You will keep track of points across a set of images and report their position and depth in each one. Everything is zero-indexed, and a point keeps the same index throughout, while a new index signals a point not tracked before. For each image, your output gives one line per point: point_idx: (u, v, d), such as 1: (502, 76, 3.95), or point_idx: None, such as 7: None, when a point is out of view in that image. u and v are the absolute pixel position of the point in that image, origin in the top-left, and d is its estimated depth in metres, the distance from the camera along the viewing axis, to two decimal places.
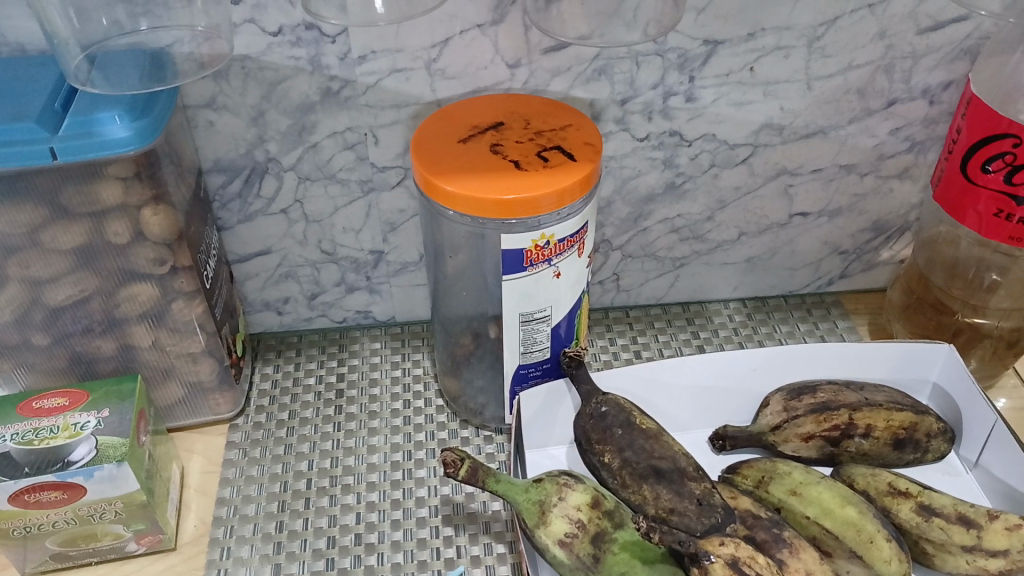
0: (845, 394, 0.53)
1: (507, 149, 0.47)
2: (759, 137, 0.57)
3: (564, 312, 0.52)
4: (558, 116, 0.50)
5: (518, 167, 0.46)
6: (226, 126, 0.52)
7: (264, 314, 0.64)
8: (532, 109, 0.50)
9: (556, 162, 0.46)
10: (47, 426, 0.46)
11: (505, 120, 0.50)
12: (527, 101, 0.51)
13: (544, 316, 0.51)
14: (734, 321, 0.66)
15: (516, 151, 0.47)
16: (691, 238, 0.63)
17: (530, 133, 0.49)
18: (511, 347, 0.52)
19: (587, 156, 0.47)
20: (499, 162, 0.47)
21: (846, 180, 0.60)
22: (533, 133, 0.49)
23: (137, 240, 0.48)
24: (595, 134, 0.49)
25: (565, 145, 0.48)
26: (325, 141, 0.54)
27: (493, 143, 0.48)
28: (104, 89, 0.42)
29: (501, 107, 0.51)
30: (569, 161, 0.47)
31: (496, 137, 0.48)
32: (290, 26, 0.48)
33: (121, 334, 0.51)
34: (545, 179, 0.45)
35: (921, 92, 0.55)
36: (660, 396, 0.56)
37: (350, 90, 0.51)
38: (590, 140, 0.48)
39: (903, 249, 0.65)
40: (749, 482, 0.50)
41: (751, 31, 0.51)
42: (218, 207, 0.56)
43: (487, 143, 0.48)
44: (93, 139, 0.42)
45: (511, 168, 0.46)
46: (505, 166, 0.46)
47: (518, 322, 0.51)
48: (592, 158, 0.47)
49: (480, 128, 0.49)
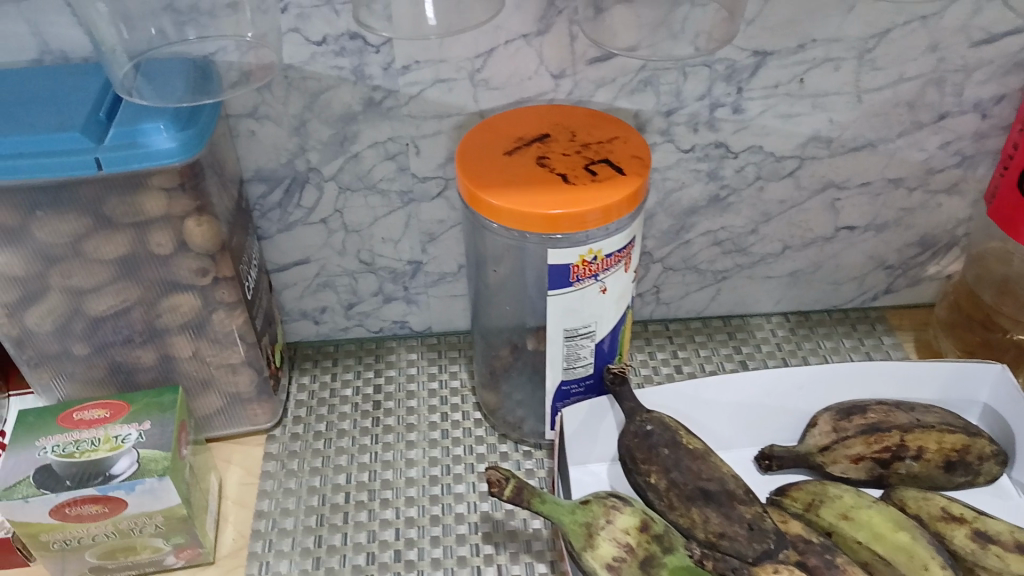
0: (895, 415, 0.52)
1: (553, 162, 0.47)
2: (807, 150, 0.56)
3: (608, 328, 0.51)
4: (606, 127, 0.49)
5: (565, 181, 0.45)
6: (267, 135, 0.52)
7: (299, 323, 0.63)
8: (578, 120, 0.50)
9: (604, 175, 0.46)
10: (88, 438, 0.46)
11: (550, 132, 0.49)
12: (572, 112, 0.50)
13: (588, 332, 0.50)
14: (777, 337, 0.64)
15: (562, 164, 0.47)
16: (734, 251, 0.61)
17: (577, 146, 0.48)
18: (554, 363, 0.51)
19: (635, 170, 0.46)
20: (545, 176, 0.46)
21: (894, 194, 0.58)
22: (580, 146, 0.48)
23: (180, 251, 0.47)
24: (643, 147, 0.48)
25: (613, 158, 0.47)
26: (366, 151, 0.53)
27: (539, 155, 0.47)
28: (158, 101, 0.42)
29: (548, 118, 0.50)
30: (617, 175, 0.46)
31: (542, 149, 0.48)
32: (334, 36, 0.48)
33: (161, 345, 0.51)
34: (593, 195, 0.44)
35: (973, 105, 0.54)
36: (704, 412, 0.55)
37: (392, 99, 0.51)
38: (639, 152, 0.47)
39: (951, 264, 0.63)
40: (798, 504, 0.49)
41: (801, 42, 0.51)
42: (257, 216, 0.56)
43: (532, 156, 0.47)
44: (138, 150, 0.42)
45: (558, 183, 0.45)
46: (552, 180, 0.46)
47: (562, 337, 0.50)
48: (640, 171, 0.46)
49: (525, 141, 0.48)
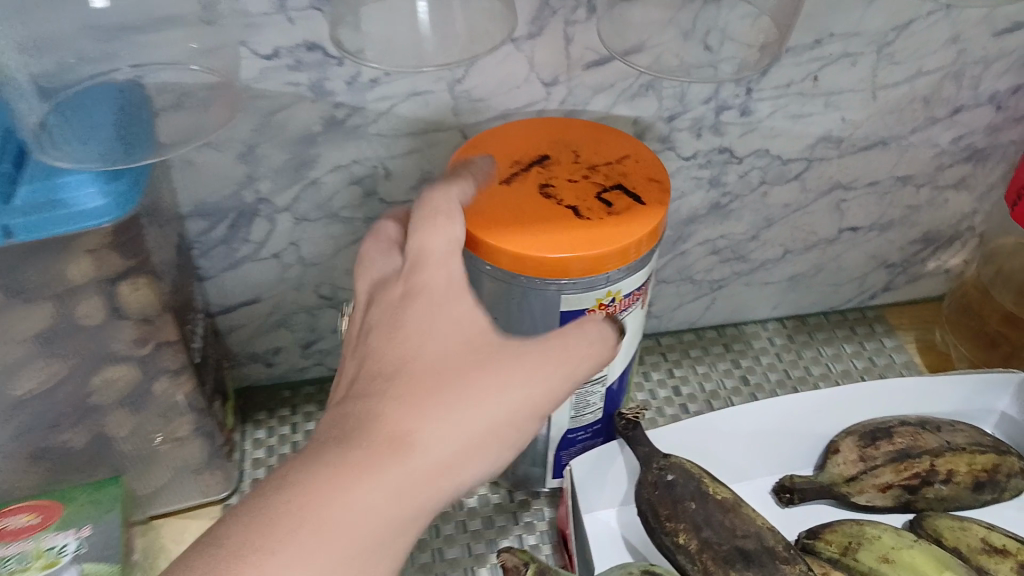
0: (924, 437, 0.48)
1: (559, 189, 0.40)
2: (816, 151, 0.51)
3: (620, 370, 0.45)
4: (611, 144, 0.42)
5: (577, 215, 0.39)
6: (208, 164, 0.44)
7: (250, 367, 0.55)
8: (579, 136, 0.43)
9: (620, 207, 0.39)
10: (15, 554, 0.40)
11: (550, 152, 0.42)
12: (571, 126, 0.43)
13: (600, 378, 0.44)
14: (775, 346, 0.60)
15: (569, 193, 0.40)
16: (732, 259, 0.56)
17: (583, 169, 0.41)
18: (561, 413, 0.46)
19: (655, 197, 0.40)
20: (552, 209, 0.39)
21: (901, 192, 0.54)
22: (586, 169, 0.41)
23: (112, 319, 0.39)
24: (659, 168, 0.42)
25: (627, 182, 0.41)
26: (327, 176, 0.46)
27: (541, 182, 0.40)
28: (93, 155, 0.34)
29: (545, 134, 0.43)
30: (637, 204, 0.39)
31: (543, 174, 0.41)
32: (288, 48, 0.40)
33: (95, 424, 0.43)
34: (612, 232, 0.38)
35: (988, 98, 0.50)
36: (718, 445, 0.50)
37: (358, 118, 0.44)
38: (655, 175, 0.41)
39: (951, 259, 0.60)
40: (834, 548, 0.45)
41: (818, 37, 0.45)
42: (197, 255, 0.48)
43: (533, 184, 0.40)
44: (62, 212, 0.34)
45: (569, 217, 0.39)
46: (562, 214, 0.39)
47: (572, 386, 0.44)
48: (662, 200, 0.40)
49: (522, 164, 0.41)
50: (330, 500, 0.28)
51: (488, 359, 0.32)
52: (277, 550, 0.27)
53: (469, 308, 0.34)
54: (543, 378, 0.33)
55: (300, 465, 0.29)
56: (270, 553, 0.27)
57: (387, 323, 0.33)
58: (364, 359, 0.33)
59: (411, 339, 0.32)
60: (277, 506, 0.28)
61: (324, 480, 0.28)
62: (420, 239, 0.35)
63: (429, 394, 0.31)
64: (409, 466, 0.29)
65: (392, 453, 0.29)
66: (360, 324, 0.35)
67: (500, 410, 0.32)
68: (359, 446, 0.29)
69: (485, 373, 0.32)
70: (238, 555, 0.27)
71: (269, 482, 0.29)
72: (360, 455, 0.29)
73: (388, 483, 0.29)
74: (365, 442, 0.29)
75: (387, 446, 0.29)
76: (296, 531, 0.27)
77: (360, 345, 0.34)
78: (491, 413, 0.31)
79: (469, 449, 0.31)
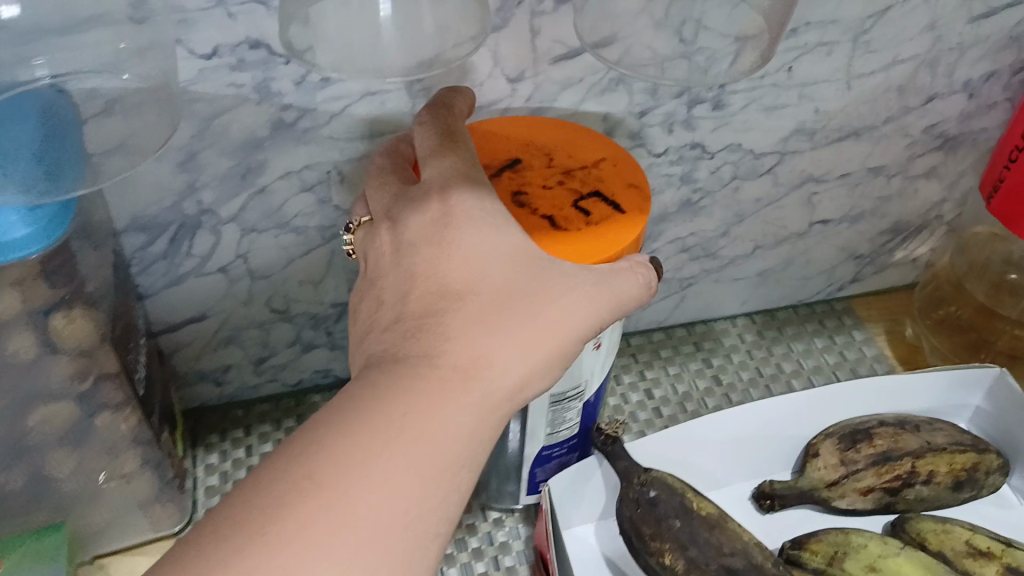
0: (904, 438, 0.47)
1: (532, 197, 0.37)
2: (788, 144, 0.49)
3: (597, 384, 0.43)
4: (586, 146, 0.40)
5: (554, 225, 0.36)
6: (144, 175, 0.40)
7: (198, 387, 0.51)
8: (551, 136, 0.40)
9: (599, 215, 0.37)
10: None
11: (520, 155, 0.39)
12: (541, 126, 0.41)
13: (576, 393, 0.42)
14: (746, 342, 0.58)
15: (544, 201, 0.37)
16: (702, 256, 0.54)
17: (557, 174, 0.38)
18: (535, 430, 0.43)
19: (633, 205, 0.38)
20: (526, 218, 0.36)
21: (872, 183, 0.53)
22: (561, 174, 0.38)
23: (46, 354, 0.36)
24: (636, 172, 0.39)
25: (604, 189, 0.38)
26: (275, 184, 0.42)
27: (514, 189, 0.37)
28: (13, 179, 0.30)
29: (514, 135, 0.40)
30: (615, 213, 0.37)
31: (514, 180, 0.38)
32: (229, 45, 0.36)
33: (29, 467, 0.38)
34: (592, 244, 0.35)
35: (962, 86, 0.48)
36: (696, 453, 0.48)
37: (308, 120, 0.40)
38: (632, 180, 0.39)
39: (919, 248, 0.59)
40: (820, 559, 0.44)
41: (794, 26, 0.42)
42: (135, 273, 0.44)
43: (504, 191, 0.37)
44: None
45: (545, 227, 0.36)
46: (537, 224, 0.36)
47: (547, 403, 0.41)
48: (641, 207, 0.37)
49: (491, 169, 0.38)
50: (416, 420, 0.28)
51: (550, 279, 0.31)
52: (370, 468, 0.26)
53: (509, 223, 0.32)
54: (602, 302, 0.32)
55: (378, 388, 0.28)
56: (363, 472, 0.26)
57: (431, 239, 0.32)
58: (413, 277, 0.32)
59: (468, 259, 0.31)
60: (363, 426, 0.27)
61: (406, 401, 0.28)
62: (440, 159, 0.34)
63: (501, 315, 0.30)
64: (488, 387, 0.30)
65: (470, 377, 0.29)
66: (392, 240, 0.33)
67: (570, 331, 0.31)
68: (436, 366, 0.29)
69: (549, 295, 0.31)
70: (331, 472, 0.26)
71: (343, 405, 0.28)
72: (442, 376, 0.29)
73: (470, 406, 0.29)
74: (442, 363, 0.29)
75: (465, 370, 0.29)
76: (385, 450, 0.27)
77: (400, 261, 0.32)
78: (562, 334, 0.31)
79: (541, 372, 0.31)
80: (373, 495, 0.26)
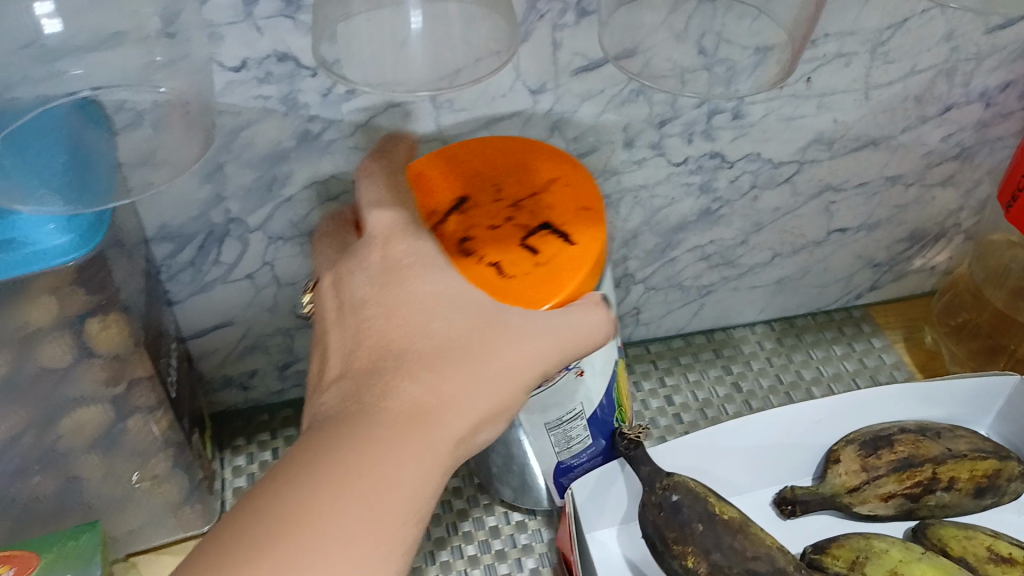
0: (927, 445, 0.47)
1: (482, 240, 0.37)
2: (807, 153, 0.49)
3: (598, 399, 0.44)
4: (535, 171, 0.39)
5: (504, 266, 0.36)
6: (173, 186, 0.41)
7: (224, 393, 0.52)
8: (497, 166, 0.40)
9: (550, 247, 0.36)
10: None
11: (469, 193, 0.39)
12: (491, 151, 0.40)
13: (574, 414, 0.43)
14: (765, 350, 0.59)
15: (494, 242, 0.37)
16: (721, 264, 0.55)
17: (505, 208, 0.38)
18: (545, 450, 0.45)
19: (585, 230, 0.37)
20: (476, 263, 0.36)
21: (890, 192, 0.53)
22: (510, 207, 0.38)
23: (80, 360, 0.36)
24: (591, 191, 0.39)
25: (554, 218, 0.38)
26: (301, 194, 0.43)
27: (463, 234, 0.37)
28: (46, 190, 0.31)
29: (463, 172, 0.39)
30: (566, 243, 0.37)
31: (463, 222, 0.38)
32: (257, 59, 0.37)
33: (63, 469, 0.39)
34: (544, 282, 0.35)
35: (979, 95, 0.49)
36: (719, 460, 0.49)
37: (333, 132, 0.41)
38: (586, 204, 0.38)
39: (937, 256, 0.59)
40: (842, 563, 0.44)
41: (812, 37, 0.43)
42: (164, 280, 0.45)
43: (451, 236, 0.37)
44: (18, 253, 0.31)
45: (495, 270, 0.36)
46: (488, 268, 0.36)
47: (544, 427, 0.43)
48: (594, 233, 0.37)
49: (439, 213, 0.38)
50: (372, 468, 0.28)
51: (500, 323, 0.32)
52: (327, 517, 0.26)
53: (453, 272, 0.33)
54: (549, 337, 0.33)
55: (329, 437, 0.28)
56: (318, 523, 0.26)
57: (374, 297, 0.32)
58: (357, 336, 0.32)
59: (412, 312, 0.32)
60: (316, 480, 0.27)
61: (359, 451, 0.28)
62: (385, 217, 0.34)
63: (450, 362, 0.31)
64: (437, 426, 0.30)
65: (422, 422, 0.29)
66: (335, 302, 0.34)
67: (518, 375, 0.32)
68: (386, 415, 0.29)
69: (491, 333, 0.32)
70: (287, 528, 0.25)
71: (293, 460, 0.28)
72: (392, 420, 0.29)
73: (424, 451, 0.29)
74: (393, 410, 0.29)
75: (415, 415, 0.29)
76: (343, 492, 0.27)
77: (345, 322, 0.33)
78: (508, 381, 0.32)
79: (488, 417, 0.31)
80: (330, 540, 0.26)
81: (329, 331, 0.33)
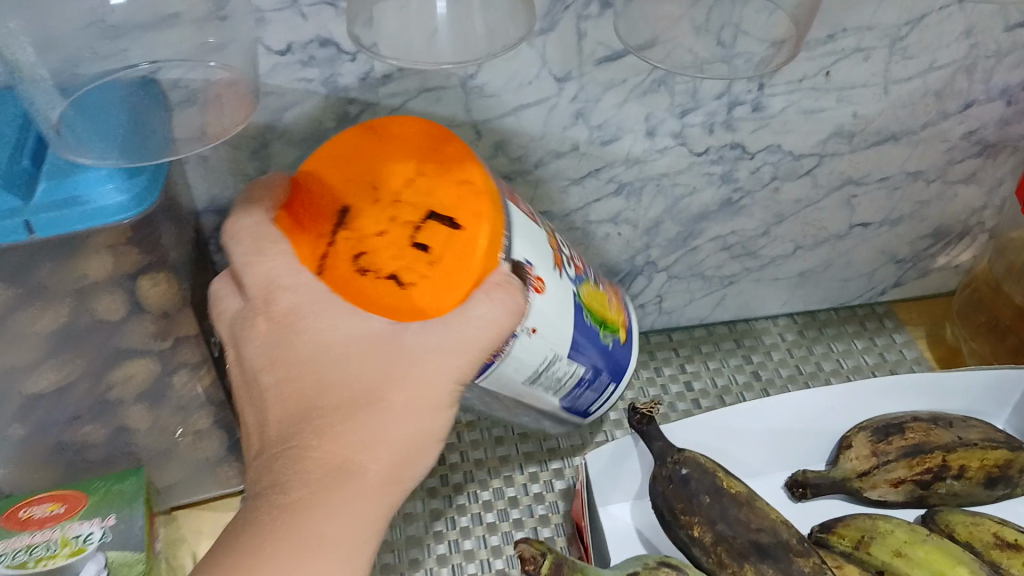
0: (937, 433, 0.48)
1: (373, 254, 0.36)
2: (827, 146, 0.51)
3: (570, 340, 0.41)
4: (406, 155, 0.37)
5: (400, 282, 0.35)
6: (222, 161, 0.44)
7: None
8: (366, 154, 0.37)
9: (439, 244, 0.35)
10: (41, 542, 0.41)
11: (348, 198, 0.37)
12: (359, 143, 0.38)
13: (551, 362, 0.41)
14: (786, 341, 0.60)
15: (385, 252, 0.36)
16: (743, 254, 0.57)
17: (387, 208, 0.36)
18: (541, 397, 0.44)
19: (469, 209, 0.36)
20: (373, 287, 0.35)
21: (912, 187, 0.54)
22: (393, 206, 0.36)
23: (131, 315, 0.40)
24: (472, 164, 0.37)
25: (438, 205, 0.36)
26: None
27: (354, 253, 0.36)
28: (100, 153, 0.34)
29: (337, 175, 0.37)
30: (452, 232, 0.35)
31: (351, 238, 0.36)
32: (300, 43, 0.40)
33: (112, 418, 0.43)
34: (444, 293, 0.35)
35: (1000, 92, 0.50)
36: (733, 441, 0.50)
37: (370, 113, 0.44)
38: (463, 177, 0.36)
39: (961, 254, 0.60)
40: (847, 542, 0.45)
41: (831, 32, 0.45)
42: (212, 251, 0.48)
43: (346, 254, 0.36)
44: (77, 209, 0.34)
45: (394, 290, 0.35)
46: (385, 292, 0.35)
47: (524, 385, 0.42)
48: (476, 213, 0.35)
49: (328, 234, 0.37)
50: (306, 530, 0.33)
51: (394, 353, 0.35)
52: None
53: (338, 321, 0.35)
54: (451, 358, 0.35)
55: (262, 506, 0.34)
56: None
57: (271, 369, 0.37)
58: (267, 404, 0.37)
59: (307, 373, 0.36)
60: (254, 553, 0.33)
61: (292, 516, 0.33)
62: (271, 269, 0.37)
63: (354, 416, 0.35)
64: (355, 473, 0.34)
65: (341, 478, 0.34)
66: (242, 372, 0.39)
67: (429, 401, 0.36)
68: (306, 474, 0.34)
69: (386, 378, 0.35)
70: None
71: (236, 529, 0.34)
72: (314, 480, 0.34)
73: (352, 499, 0.34)
74: (309, 471, 0.34)
75: (334, 473, 0.34)
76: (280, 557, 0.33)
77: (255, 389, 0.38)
78: (424, 408, 0.36)
79: (417, 442, 0.36)
80: None
81: (246, 403, 0.39)
